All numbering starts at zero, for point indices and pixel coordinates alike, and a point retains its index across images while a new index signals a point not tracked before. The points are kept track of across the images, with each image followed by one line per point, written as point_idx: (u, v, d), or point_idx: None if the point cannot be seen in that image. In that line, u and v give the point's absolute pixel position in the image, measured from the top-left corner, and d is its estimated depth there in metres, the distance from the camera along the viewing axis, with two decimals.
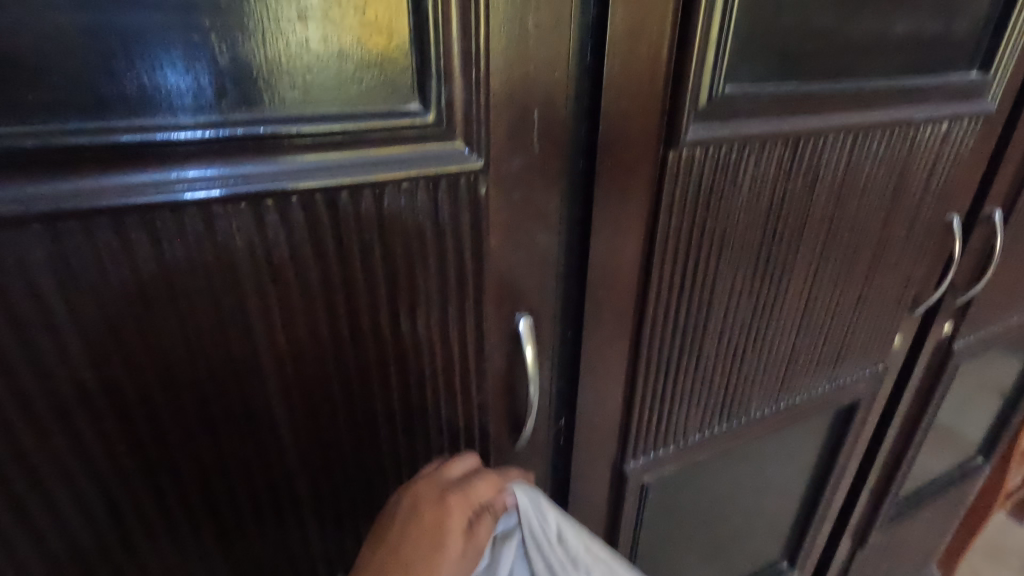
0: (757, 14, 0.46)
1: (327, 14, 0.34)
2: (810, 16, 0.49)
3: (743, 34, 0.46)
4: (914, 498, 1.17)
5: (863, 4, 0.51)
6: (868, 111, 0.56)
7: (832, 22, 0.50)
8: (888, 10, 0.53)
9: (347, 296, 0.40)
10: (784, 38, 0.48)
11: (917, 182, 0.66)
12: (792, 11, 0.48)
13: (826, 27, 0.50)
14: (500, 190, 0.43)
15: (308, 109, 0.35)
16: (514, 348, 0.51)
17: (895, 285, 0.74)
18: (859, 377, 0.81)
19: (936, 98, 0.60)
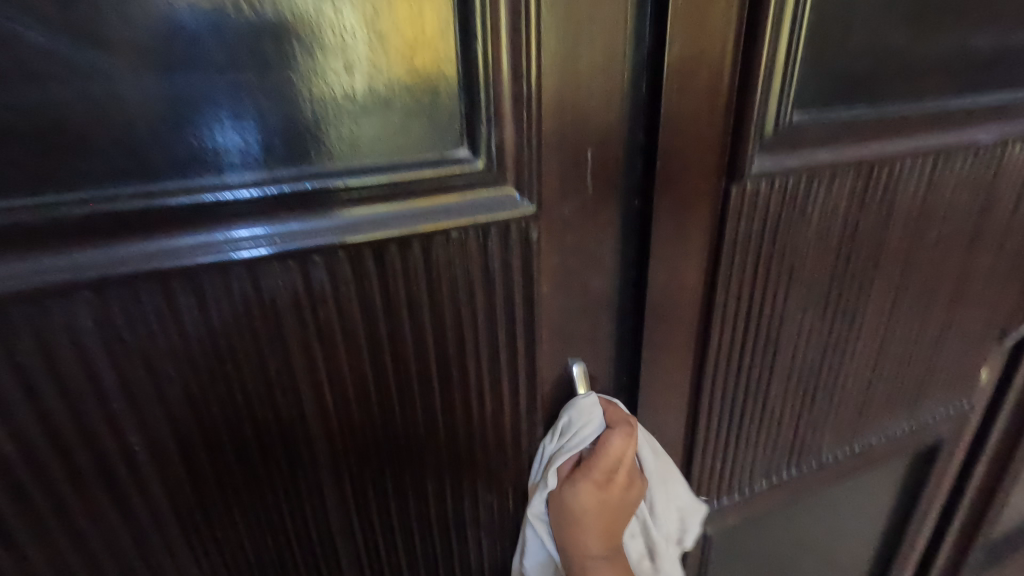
0: (828, 35, 0.43)
1: (374, 65, 0.33)
2: (884, 35, 0.45)
3: (813, 57, 0.43)
4: (1006, 543, 1.07)
5: (940, 20, 0.47)
6: (948, 133, 0.52)
7: (907, 41, 0.46)
8: (969, 24, 0.48)
9: (395, 351, 0.39)
10: (858, 59, 0.45)
11: (1005, 205, 0.60)
12: (864, 31, 0.44)
13: (901, 48, 0.46)
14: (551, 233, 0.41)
15: (354, 162, 0.34)
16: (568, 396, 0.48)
17: (980, 316, 0.68)
18: (942, 415, 0.74)
19: (1023, 114, 0.55)
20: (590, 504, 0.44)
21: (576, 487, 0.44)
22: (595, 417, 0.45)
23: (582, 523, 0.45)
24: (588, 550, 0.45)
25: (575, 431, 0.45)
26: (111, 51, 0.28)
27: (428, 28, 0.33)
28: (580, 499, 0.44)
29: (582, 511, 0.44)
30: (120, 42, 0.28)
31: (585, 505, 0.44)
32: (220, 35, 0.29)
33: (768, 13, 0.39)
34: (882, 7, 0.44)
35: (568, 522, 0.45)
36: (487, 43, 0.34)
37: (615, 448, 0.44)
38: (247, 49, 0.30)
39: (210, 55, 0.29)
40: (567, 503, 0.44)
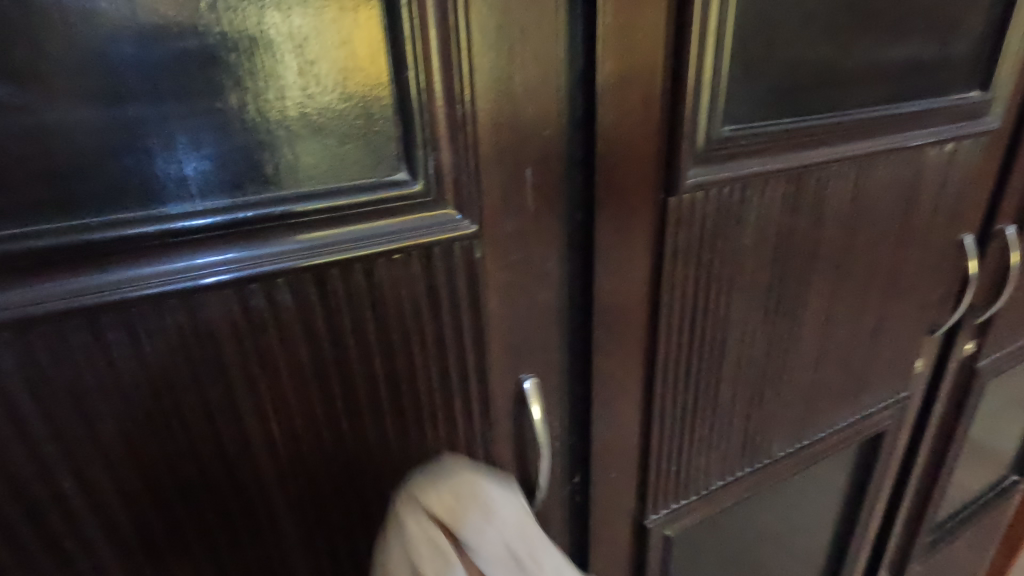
0: (751, 51, 0.45)
1: (307, 92, 0.33)
2: (805, 49, 0.48)
3: (739, 73, 0.45)
4: (950, 524, 1.13)
5: (854, 36, 0.50)
6: (870, 139, 0.55)
7: (825, 55, 0.49)
8: (880, 39, 0.52)
9: (343, 378, 0.38)
10: (781, 74, 0.47)
11: (926, 205, 0.64)
12: (785, 46, 0.47)
13: (820, 62, 0.49)
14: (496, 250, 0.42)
15: (294, 188, 0.34)
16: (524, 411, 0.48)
17: (913, 310, 0.71)
18: (883, 406, 0.78)
19: (936, 120, 0.59)
20: None
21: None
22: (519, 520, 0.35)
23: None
24: None
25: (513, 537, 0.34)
26: (27, 85, 0.27)
27: (360, 53, 0.33)
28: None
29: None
30: (34, 76, 0.27)
31: None
32: (142, 69, 0.29)
33: (692, 33, 0.41)
34: (800, 25, 0.47)
35: None
36: (424, 64, 0.34)
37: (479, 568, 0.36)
38: (173, 79, 0.30)
39: (132, 87, 0.29)
40: None
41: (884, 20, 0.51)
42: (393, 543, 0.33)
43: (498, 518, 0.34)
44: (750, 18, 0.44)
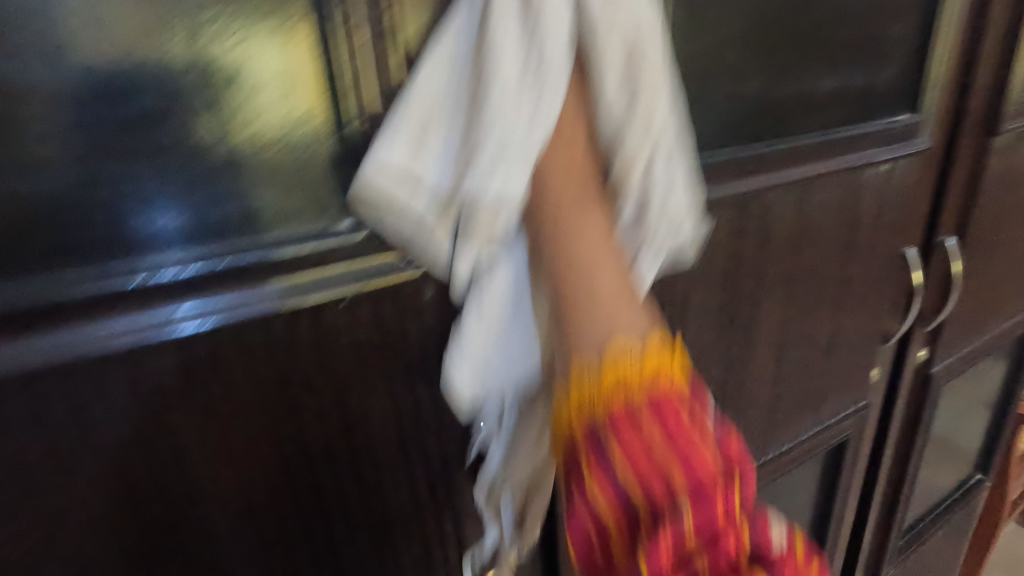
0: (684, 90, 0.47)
1: (258, 145, 0.34)
2: (736, 85, 0.50)
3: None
4: (920, 526, 1.15)
5: (784, 68, 0.53)
6: (808, 164, 0.58)
7: (758, 88, 0.51)
8: (810, 70, 0.55)
9: (296, 420, 0.39)
10: (715, 109, 0.50)
11: (868, 223, 0.67)
12: (717, 83, 0.49)
13: (752, 94, 0.51)
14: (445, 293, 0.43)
15: (247, 236, 0.35)
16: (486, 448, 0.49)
17: (864, 322, 0.74)
18: (844, 416, 0.80)
19: (871, 143, 0.62)
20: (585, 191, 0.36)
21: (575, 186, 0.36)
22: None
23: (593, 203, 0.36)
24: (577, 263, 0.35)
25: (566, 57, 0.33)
26: None
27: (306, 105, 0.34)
28: (605, 276, 0.35)
29: (628, 327, 0.34)
30: None
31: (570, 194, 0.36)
32: (99, 135, 0.30)
33: None
34: (731, 61, 0.49)
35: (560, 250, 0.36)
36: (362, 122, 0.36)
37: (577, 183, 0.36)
38: (110, 145, 0.30)
39: (70, 155, 0.30)
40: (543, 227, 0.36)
41: (813, 52, 0.54)
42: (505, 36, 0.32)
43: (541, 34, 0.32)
44: (681, 58, 0.46)
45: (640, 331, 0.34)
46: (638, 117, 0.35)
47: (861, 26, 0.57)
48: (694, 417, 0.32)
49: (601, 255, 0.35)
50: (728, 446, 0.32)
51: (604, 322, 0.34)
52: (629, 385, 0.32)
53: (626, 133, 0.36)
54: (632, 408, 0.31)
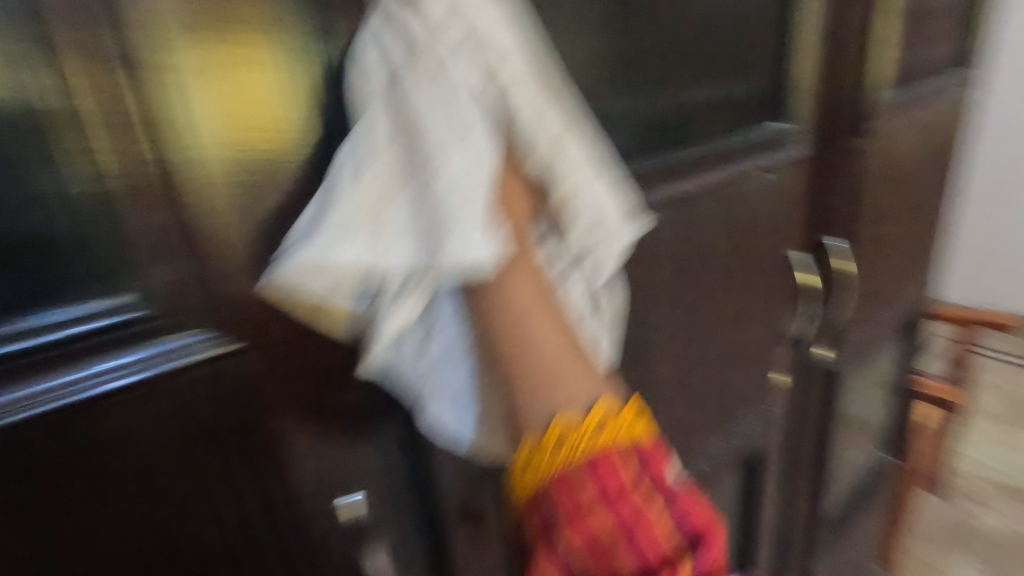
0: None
1: (78, 189, 0.30)
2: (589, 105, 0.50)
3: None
4: (843, 516, 1.19)
5: (635, 86, 0.53)
6: (681, 178, 0.57)
7: (608, 107, 0.52)
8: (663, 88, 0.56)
9: (86, 544, 0.32)
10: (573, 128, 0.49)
11: (753, 231, 0.67)
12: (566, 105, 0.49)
13: (603, 113, 0.52)
14: (301, 349, 0.38)
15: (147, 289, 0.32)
16: (372, 516, 0.45)
17: (756, 328, 0.75)
18: (750, 423, 0.81)
19: (742, 152, 0.62)
20: (529, 272, 0.36)
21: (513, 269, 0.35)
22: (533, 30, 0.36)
23: (529, 266, 0.36)
24: (527, 327, 0.35)
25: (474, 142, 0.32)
26: None
27: (218, 140, 0.32)
28: (546, 342, 0.36)
29: (562, 365, 0.36)
30: None
31: (531, 297, 0.36)
32: None
33: None
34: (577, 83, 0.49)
35: (503, 328, 0.35)
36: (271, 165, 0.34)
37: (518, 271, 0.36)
38: None
39: None
40: (509, 293, 0.35)
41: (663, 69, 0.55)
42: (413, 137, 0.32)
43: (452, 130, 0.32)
44: None
45: (585, 396, 0.36)
46: (567, 169, 0.35)
47: (719, 43, 0.58)
48: (649, 477, 0.36)
49: (532, 305, 0.36)
50: (682, 507, 0.36)
51: (551, 398, 0.36)
52: (583, 444, 0.35)
53: (553, 170, 0.35)
54: (601, 453, 0.35)
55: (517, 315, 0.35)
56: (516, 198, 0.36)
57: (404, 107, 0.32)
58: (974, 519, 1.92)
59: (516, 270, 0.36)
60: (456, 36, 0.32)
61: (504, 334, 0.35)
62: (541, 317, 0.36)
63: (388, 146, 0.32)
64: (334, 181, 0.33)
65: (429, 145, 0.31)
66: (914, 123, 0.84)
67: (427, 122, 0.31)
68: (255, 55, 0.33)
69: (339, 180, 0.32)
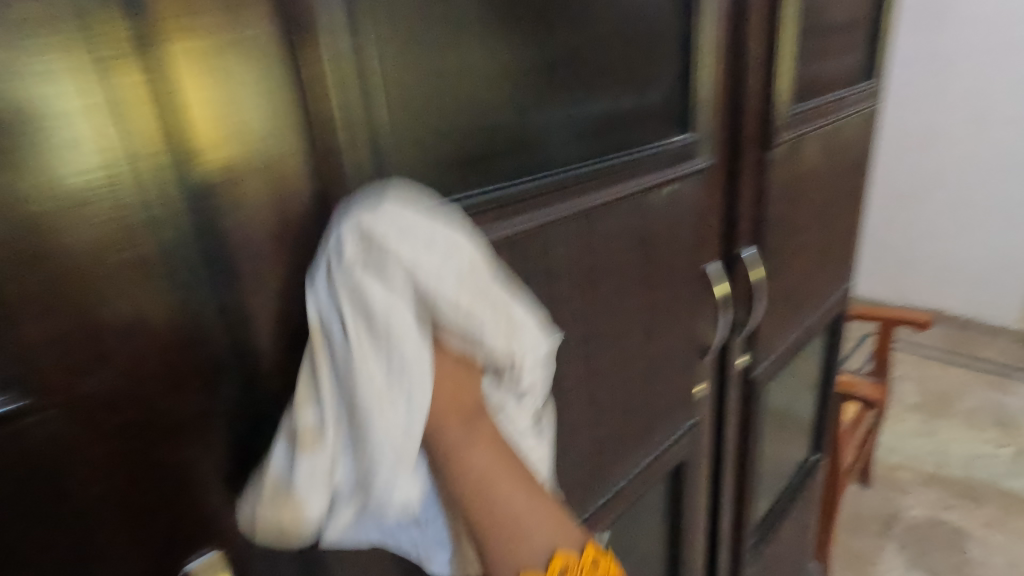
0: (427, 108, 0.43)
1: None
2: (485, 99, 0.47)
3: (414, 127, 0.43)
4: (770, 517, 1.23)
5: (530, 97, 0.50)
6: (587, 195, 0.55)
7: (502, 119, 0.48)
8: (561, 99, 0.53)
9: None
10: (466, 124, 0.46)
11: (666, 246, 0.67)
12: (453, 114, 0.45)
13: (497, 126, 0.48)
14: (141, 395, 0.34)
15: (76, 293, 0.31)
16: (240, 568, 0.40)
17: (677, 343, 0.75)
18: (676, 438, 0.80)
19: (652, 166, 0.61)
20: (481, 436, 0.42)
21: (461, 450, 0.41)
22: (473, 230, 0.41)
23: (483, 442, 0.42)
24: (494, 502, 0.42)
25: (399, 383, 0.36)
26: None
27: (105, 151, 0.30)
28: (503, 501, 0.42)
29: (531, 517, 0.43)
30: None
31: (492, 466, 0.42)
32: None
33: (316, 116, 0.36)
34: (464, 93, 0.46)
35: (475, 494, 0.41)
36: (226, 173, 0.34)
37: (466, 444, 0.41)
38: None
39: None
40: (470, 477, 0.41)
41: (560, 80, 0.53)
42: (348, 394, 0.36)
43: (382, 371, 0.36)
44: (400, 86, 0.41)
45: (543, 550, 0.43)
46: (498, 336, 0.40)
47: (625, 57, 0.58)
48: None
49: (495, 473, 0.42)
50: None
51: (511, 557, 0.42)
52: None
53: (484, 341, 0.40)
54: None
55: (480, 480, 0.41)
56: (458, 382, 0.41)
57: (341, 372, 0.36)
58: (899, 508, 2.01)
59: (466, 445, 0.41)
60: (405, 297, 0.37)
61: (467, 495, 0.41)
62: (503, 478, 0.42)
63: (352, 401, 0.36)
64: (305, 435, 0.37)
65: (363, 409, 0.36)
66: (812, 136, 0.88)
67: (382, 381, 0.36)
68: (47, 62, 0.28)
69: (299, 426, 0.37)
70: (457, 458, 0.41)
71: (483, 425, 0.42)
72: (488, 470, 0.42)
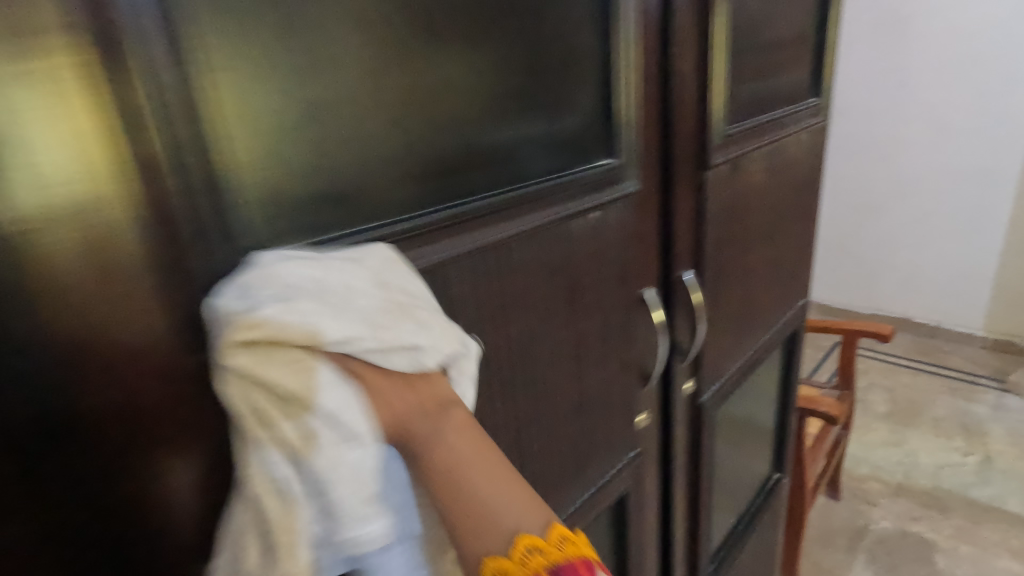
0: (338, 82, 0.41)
1: None
2: (408, 86, 0.46)
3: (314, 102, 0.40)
4: (730, 540, 1.20)
5: (430, 120, 0.47)
6: (492, 227, 0.52)
7: (394, 146, 0.45)
8: (465, 123, 0.50)
9: None
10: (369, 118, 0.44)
11: (592, 274, 0.64)
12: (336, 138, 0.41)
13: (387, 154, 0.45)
14: None
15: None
16: None
17: (612, 373, 0.72)
18: (616, 470, 0.77)
19: (569, 194, 0.59)
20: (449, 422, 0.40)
21: (437, 441, 0.39)
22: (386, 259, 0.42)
23: (452, 429, 0.40)
24: (476, 481, 0.38)
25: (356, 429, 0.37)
26: None
27: None
28: (483, 482, 0.38)
29: (514, 494, 0.38)
30: None
31: (464, 449, 0.39)
32: None
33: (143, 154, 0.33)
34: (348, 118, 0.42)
35: (452, 480, 0.38)
36: (81, 206, 0.32)
37: (433, 432, 0.39)
38: None
39: None
40: (447, 465, 0.38)
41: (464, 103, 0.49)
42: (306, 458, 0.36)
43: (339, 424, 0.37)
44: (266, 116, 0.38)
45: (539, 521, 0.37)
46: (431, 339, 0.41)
47: (538, 80, 0.55)
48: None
49: (467, 452, 0.39)
50: None
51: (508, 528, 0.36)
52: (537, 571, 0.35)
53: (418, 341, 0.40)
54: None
55: (456, 461, 0.38)
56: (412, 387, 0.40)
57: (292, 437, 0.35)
58: (869, 520, 2.00)
59: (437, 429, 0.39)
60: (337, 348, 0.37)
61: (448, 481, 0.38)
62: (476, 460, 0.39)
63: (285, 443, 0.36)
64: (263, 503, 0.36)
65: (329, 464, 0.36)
66: (754, 156, 0.87)
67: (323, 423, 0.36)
68: None
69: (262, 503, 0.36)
70: (429, 449, 0.39)
71: (454, 413, 0.41)
72: (465, 450, 0.39)
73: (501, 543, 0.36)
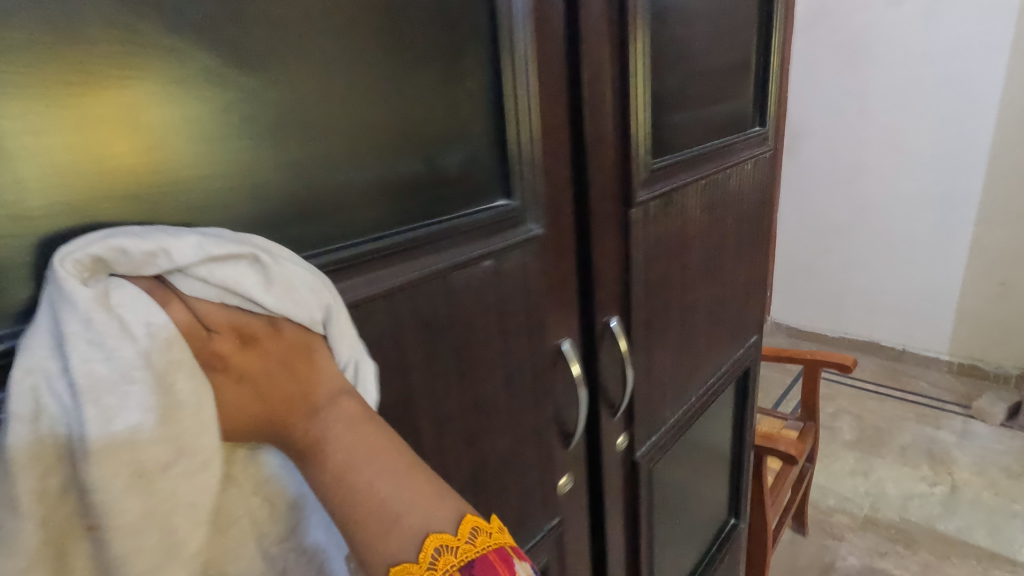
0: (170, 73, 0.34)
1: None
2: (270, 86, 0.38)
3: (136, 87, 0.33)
4: None
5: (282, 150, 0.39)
6: (356, 280, 0.43)
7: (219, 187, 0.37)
8: (325, 159, 0.42)
9: None
10: (232, 110, 0.37)
11: (491, 328, 0.56)
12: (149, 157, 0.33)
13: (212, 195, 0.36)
14: None
15: None
16: None
17: (523, 435, 0.64)
18: (534, 542, 0.68)
19: (457, 239, 0.51)
20: (341, 409, 0.36)
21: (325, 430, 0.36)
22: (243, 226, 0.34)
23: (352, 420, 0.37)
24: (370, 471, 0.36)
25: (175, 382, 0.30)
26: None
27: None
28: (376, 479, 0.36)
29: (404, 495, 0.36)
30: None
31: (358, 439, 0.36)
32: None
33: None
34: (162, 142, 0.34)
35: (342, 473, 0.36)
36: None
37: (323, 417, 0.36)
38: None
39: None
40: (335, 458, 0.36)
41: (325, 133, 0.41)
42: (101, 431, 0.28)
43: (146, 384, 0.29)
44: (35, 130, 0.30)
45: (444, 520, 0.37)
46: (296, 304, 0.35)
47: (419, 109, 0.48)
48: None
49: (361, 441, 0.36)
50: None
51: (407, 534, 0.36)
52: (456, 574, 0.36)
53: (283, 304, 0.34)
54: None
55: (347, 451, 0.36)
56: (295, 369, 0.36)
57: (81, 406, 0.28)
58: (835, 556, 1.93)
59: (324, 422, 0.36)
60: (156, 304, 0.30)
61: (336, 481, 0.35)
62: (367, 446, 0.36)
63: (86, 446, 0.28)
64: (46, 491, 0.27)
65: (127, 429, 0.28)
66: (691, 189, 0.80)
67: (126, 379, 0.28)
68: None
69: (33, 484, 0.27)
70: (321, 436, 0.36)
71: (344, 404, 0.37)
72: (357, 438, 0.36)
73: (407, 547, 0.36)
